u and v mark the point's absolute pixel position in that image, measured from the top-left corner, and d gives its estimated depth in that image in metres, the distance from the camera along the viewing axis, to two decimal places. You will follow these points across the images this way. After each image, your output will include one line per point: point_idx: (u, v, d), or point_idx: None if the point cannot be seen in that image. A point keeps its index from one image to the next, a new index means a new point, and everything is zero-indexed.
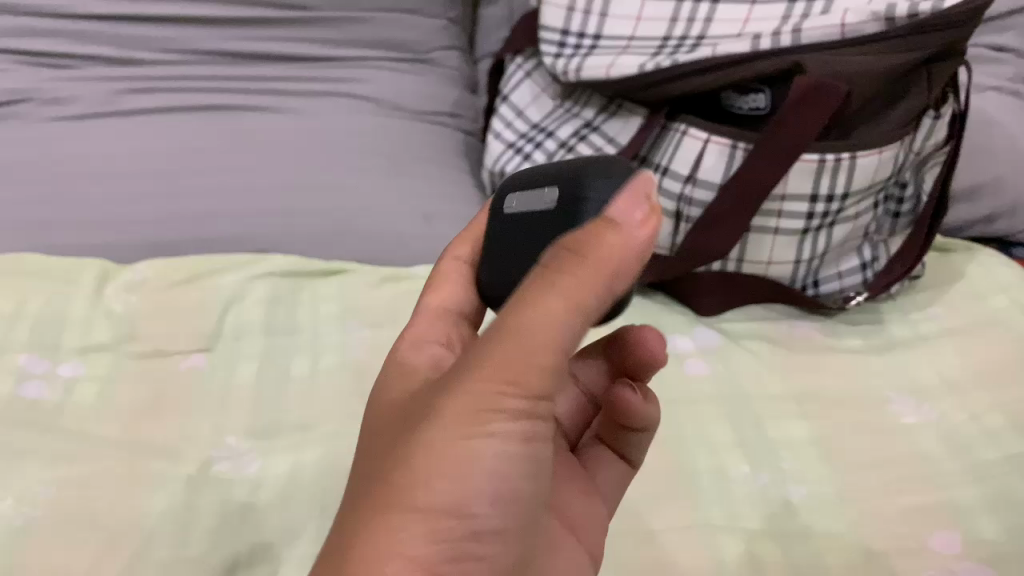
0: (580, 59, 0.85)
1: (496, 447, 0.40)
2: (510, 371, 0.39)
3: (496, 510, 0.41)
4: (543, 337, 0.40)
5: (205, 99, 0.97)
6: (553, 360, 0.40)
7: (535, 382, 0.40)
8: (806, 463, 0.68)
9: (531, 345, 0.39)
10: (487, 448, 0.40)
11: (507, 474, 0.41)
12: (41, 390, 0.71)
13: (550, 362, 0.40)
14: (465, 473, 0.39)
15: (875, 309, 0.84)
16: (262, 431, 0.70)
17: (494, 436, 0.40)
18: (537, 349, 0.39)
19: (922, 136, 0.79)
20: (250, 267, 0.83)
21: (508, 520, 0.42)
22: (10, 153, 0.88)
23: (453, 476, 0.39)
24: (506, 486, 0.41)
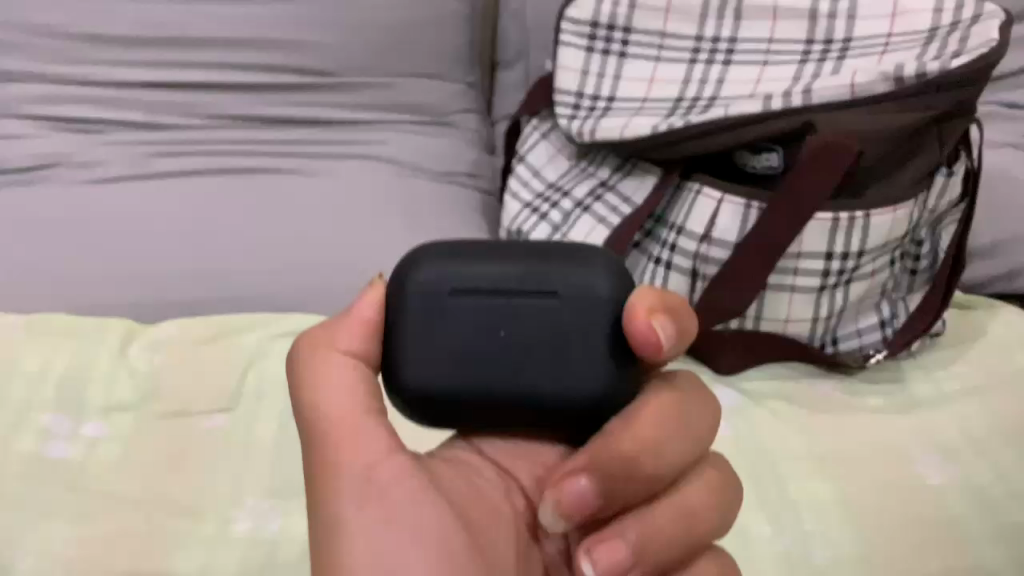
0: (595, 120, 0.87)
1: (352, 500, 0.44)
2: (329, 441, 0.45)
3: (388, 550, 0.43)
4: (337, 392, 0.45)
5: (230, 162, 0.99)
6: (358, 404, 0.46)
7: (370, 441, 0.45)
8: (829, 523, 0.67)
9: (331, 406, 0.45)
10: (348, 504, 0.44)
11: (378, 518, 0.44)
12: (64, 448, 0.72)
13: (356, 415, 0.45)
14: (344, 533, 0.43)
15: (896, 367, 0.82)
16: (281, 490, 0.71)
17: (355, 497, 0.44)
18: (334, 413, 0.45)
19: (936, 194, 0.79)
20: (273, 326, 0.84)
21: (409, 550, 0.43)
22: (42, 216, 0.91)
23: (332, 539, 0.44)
24: (387, 526, 0.43)
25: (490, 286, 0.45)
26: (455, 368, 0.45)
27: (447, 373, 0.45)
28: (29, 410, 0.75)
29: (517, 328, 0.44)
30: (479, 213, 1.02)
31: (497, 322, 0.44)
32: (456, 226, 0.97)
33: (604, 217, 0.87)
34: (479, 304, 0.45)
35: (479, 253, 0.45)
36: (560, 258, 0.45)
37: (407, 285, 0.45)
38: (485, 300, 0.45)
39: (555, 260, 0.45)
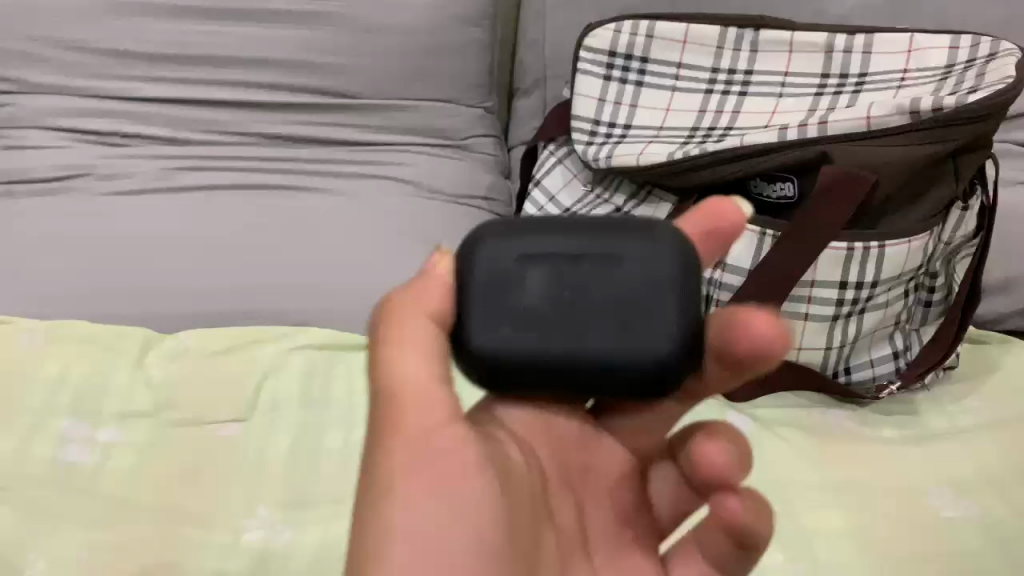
0: (611, 147, 0.88)
1: (414, 479, 0.40)
2: (398, 412, 0.41)
3: (444, 540, 0.40)
4: (417, 366, 0.42)
5: (252, 178, 1.01)
6: (434, 381, 0.42)
7: (433, 410, 0.42)
8: (840, 555, 0.66)
9: (406, 378, 0.42)
10: (409, 484, 0.40)
11: (437, 505, 0.40)
12: (80, 454, 0.73)
13: (429, 391, 0.42)
14: (396, 515, 0.40)
15: (909, 400, 0.82)
16: (294, 502, 0.71)
17: (413, 477, 0.40)
18: (406, 386, 0.42)
19: (951, 226, 0.80)
20: (291, 339, 0.84)
21: (463, 544, 0.40)
22: (67, 227, 0.93)
23: (382, 518, 0.40)
24: (444, 516, 0.40)
25: (558, 248, 0.44)
26: (524, 333, 0.43)
27: (514, 339, 0.43)
28: (48, 416, 0.75)
29: (583, 289, 0.44)
30: None
31: (560, 283, 0.44)
32: None
33: None
34: (547, 266, 0.44)
35: (534, 221, 0.45)
36: (628, 230, 0.45)
37: (471, 259, 0.45)
38: (556, 263, 0.44)
39: (624, 230, 0.45)
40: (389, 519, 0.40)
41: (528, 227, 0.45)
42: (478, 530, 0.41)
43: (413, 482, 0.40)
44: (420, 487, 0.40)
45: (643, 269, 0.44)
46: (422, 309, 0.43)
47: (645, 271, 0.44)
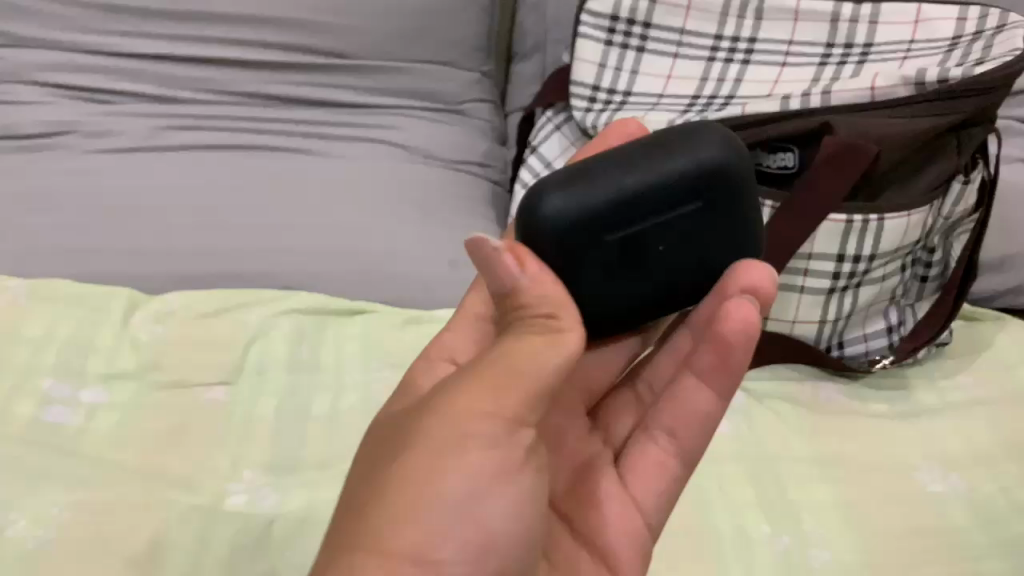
0: (610, 114, 0.87)
1: (483, 456, 0.41)
2: (494, 391, 0.42)
3: (484, 518, 0.42)
4: (535, 365, 0.42)
5: (242, 139, 0.99)
6: (544, 387, 0.42)
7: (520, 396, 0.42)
8: (829, 528, 0.66)
9: (518, 370, 0.42)
10: (478, 458, 0.41)
11: (494, 486, 0.42)
12: (64, 414, 0.72)
13: (534, 392, 0.42)
14: (453, 480, 0.41)
15: (901, 375, 0.81)
16: (281, 466, 0.70)
17: (482, 451, 0.41)
18: (522, 371, 0.42)
19: (951, 201, 0.78)
20: (278, 303, 0.83)
21: (499, 531, 0.42)
22: (52, 183, 0.91)
23: (441, 476, 0.41)
24: (494, 498, 0.42)
25: (636, 185, 0.46)
26: (627, 290, 0.49)
27: (619, 293, 0.49)
28: (31, 375, 0.74)
29: (670, 239, 0.48)
30: (488, 203, 1.02)
31: (649, 241, 0.48)
32: (465, 215, 0.97)
33: None
34: (636, 228, 0.47)
35: (599, 184, 0.46)
36: (680, 143, 0.47)
37: (547, 231, 0.46)
38: (643, 221, 0.47)
39: (676, 143, 0.47)
40: (446, 480, 0.41)
41: (592, 175, 0.46)
42: (515, 518, 0.43)
43: (481, 456, 0.41)
44: (484, 464, 0.41)
45: (717, 214, 0.49)
46: (541, 308, 0.44)
47: (719, 214, 0.49)
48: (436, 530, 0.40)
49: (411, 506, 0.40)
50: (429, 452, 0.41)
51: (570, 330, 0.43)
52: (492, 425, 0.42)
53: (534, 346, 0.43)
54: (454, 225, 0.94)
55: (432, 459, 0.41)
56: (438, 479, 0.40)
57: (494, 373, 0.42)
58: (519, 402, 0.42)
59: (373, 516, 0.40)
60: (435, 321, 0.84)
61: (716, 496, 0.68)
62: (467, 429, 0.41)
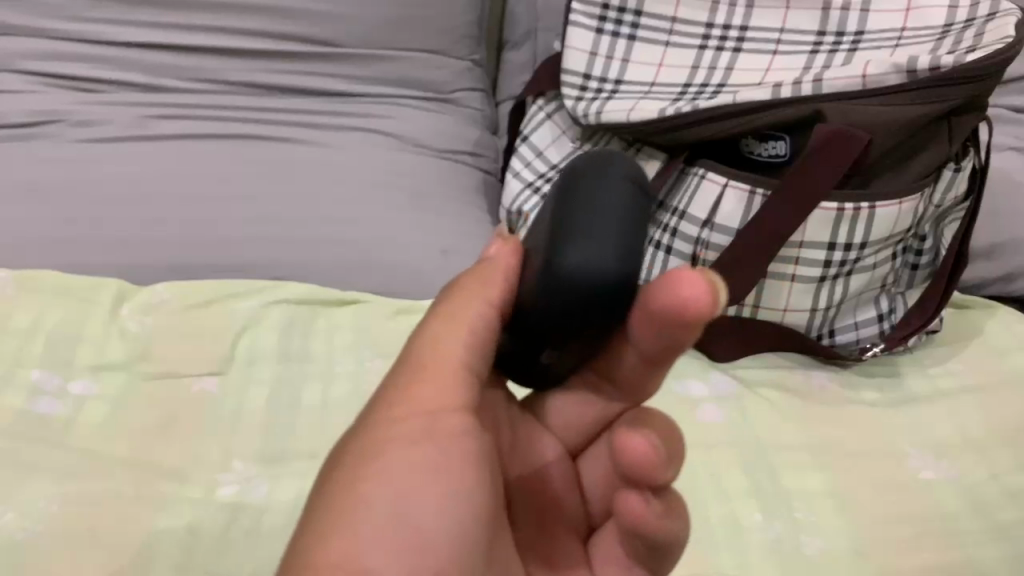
0: (601, 102, 0.86)
1: (404, 442, 0.42)
2: (405, 383, 0.43)
3: (413, 507, 0.41)
4: (439, 350, 0.43)
5: (230, 128, 0.98)
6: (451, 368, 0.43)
7: (442, 378, 0.43)
8: (821, 515, 0.66)
9: (425, 362, 0.44)
10: (397, 446, 0.42)
11: (421, 473, 0.41)
12: (52, 405, 0.71)
13: (445, 374, 0.43)
14: (373, 467, 0.41)
15: (893, 363, 0.82)
16: (272, 456, 0.70)
17: (402, 437, 0.42)
18: (437, 355, 0.43)
19: (942, 188, 0.79)
20: (268, 292, 0.83)
21: (433, 527, 0.41)
22: (39, 173, 0.90)
23: (362, 464, 0.41)
24: (424, 487, 0.41)
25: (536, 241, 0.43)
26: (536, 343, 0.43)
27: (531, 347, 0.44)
28: (18, 366, 0.74)
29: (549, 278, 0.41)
30: (479, 192, 1.02)
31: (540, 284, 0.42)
32: (455, 204, 0.97)
33: None
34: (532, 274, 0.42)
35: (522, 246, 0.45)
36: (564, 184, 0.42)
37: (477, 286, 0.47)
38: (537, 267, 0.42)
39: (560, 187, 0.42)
40: (368, 469, 0.41)
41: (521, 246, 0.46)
42: (452, 511, 0.41)
43: (400, 443, 0.42)
44: (403, 449, 0.42)
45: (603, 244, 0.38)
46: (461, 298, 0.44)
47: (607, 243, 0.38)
48: (356, 518, 0.40)
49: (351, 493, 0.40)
50: (364, 443, 0.42)
51: (470, 312, 0.43)
52: (416, 412, 0.42)
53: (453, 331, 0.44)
54: (440, 217, 0.93)
55: (365, 448, 0.42)
56: (359, 468, 0.41)
57: (411, 369, 0.44)
58: (437, 380, 0.43)
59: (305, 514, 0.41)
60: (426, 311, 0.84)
61: (709, 484, 0.68)
62: (396, 419, 0.42)
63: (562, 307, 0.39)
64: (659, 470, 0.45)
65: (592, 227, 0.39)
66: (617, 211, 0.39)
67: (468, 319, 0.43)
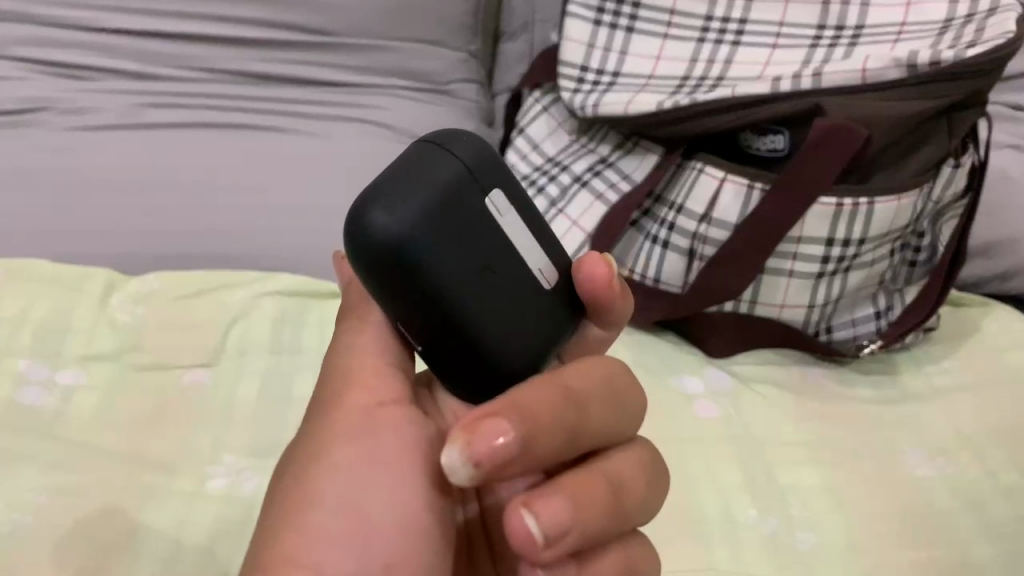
0: (598, 95, 0.85)
1: (347, 444, 0.42)
2: (336, 393, 0.44)
3: (359, 502, 0.41)
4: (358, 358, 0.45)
5: (223, 117, 0.97)
6: (374, 372, 0.44)
7: (365, 378, 0.44)
8: (817, 512, 0.66)
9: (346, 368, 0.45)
10: (342, 448, 0.42)
11: (363, 470, 0.42)
12: (40, 395, 0.70)
13: (369, 377, 0.44)
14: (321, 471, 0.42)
15: (888, 360, 0.82)
16: (261, 449, 0.69)
17: (342, 441, 0.42)
18: (356, 362, 0.45)
19: (941, 185, 0.78)
20: (260, 284, 0.82)
21: (385, 519, 0.41)
22: (28, 161, 0.89)
23: (309, 467, 0.42)
24: (369, 483, 0.41)
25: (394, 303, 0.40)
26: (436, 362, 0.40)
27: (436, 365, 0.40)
28: (5, 356, 0.72)
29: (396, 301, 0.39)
30: None
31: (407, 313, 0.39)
32: None
33: (601, 193, 0.84)
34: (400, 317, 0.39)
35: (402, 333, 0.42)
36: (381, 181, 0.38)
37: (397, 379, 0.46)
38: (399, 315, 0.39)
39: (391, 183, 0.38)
40: (316, 473, 0.42)
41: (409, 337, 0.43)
42: (399, 502, 0.41)
43: (343, 446, 0.42)
44: (346, 450, 0.42)
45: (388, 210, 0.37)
46: (365, 312, 0.47)
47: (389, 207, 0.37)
48: (309, 518, 0.40)
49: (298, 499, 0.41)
50: (307, 449, 0.43)
51: (371, 318, 0.46)
52: (344, 419, 0.43)
53: (361, 339, 0.46)
54: None
55: (308, 455, 0.43)
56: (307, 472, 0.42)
57: (338, 375, 0.45)
58: (362, 386, 0.44)
59: (263, 522, 0.42)
60: None
61: (704, 479, 0.67)
62: (329, 428, 0.43)
63: (373, 274, 0.38)
64: (538, 559, 0.36)
65: (392, 197, 0.37)
66: (414, 175, 0.37)
67: (370, 323, 0.46)
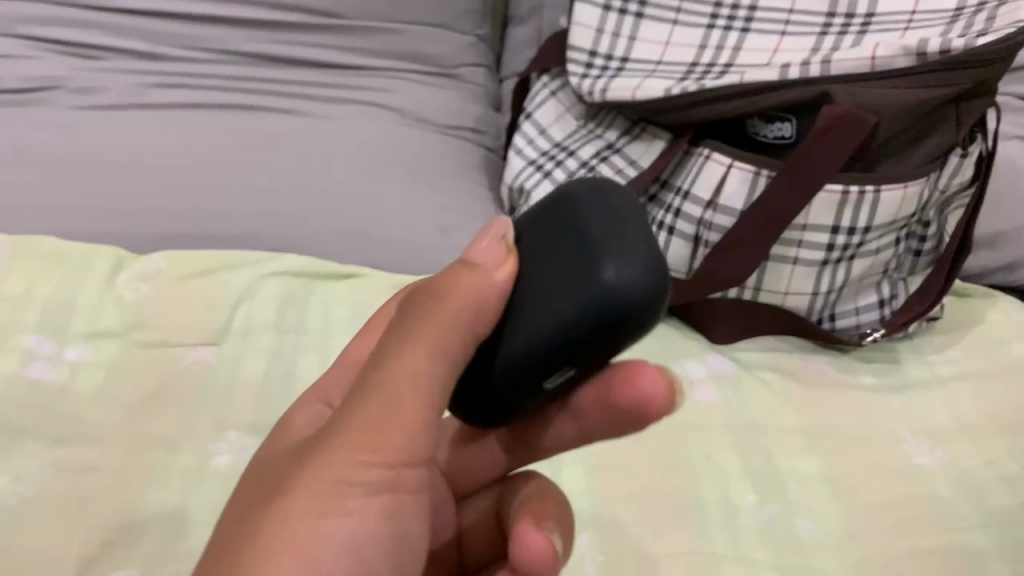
0: (606, 80, 0.85)
1: (362, 499, 0.40)
2: (371, 433, 0.40)
3: (359, 561, 0.41)
4: (409, 395, 0.40)
5: (229, 99, 0.97)
6: (420, 420, 0.41)
7: (407, 417, 0.40)
8: (816, 499, 0.66)
9: (397, 407, 0.40)
10: (356, 503, 0.40)
11: (370, 530, 0.41)
12: (46, 370, 0.71)
13: (414, 430, 0.41)
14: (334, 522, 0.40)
15: (892, 349, 0.81)
16: (264, 428, 0.69)
17: (355, 490, 0.40)
18: (408, 397, 0.40)
19: (947, 174, 0.78)
20: (266, 264, 0.82)
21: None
22: (35, 139, 0.89)
23: (313, 505, 0.40)
24: (372, 540, 0.41)
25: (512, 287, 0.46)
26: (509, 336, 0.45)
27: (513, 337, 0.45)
28: (11, 334, 0.73)
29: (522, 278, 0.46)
30: (480, 169, 1.00)
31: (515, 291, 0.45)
32: (455, 181, 0.96)
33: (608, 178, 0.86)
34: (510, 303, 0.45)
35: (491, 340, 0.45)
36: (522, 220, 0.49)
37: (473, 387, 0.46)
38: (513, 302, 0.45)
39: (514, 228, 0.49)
40: (322, 518, 0.40)
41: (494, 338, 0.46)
42: (390, 563, 0.42)
43: (355, 496, 0.40)
44: (356, 498, 0.40)
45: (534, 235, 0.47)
46: (450, 337, 0.42)
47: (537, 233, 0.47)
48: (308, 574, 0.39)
49: (297, 546, 0.39)
50: (317, 480, 0.40)
51: (452, 337, 0.42)
52: (373, 462, 0.40)
53: (422, 353, 0.41)
54: (439, 193, 0.93)
55: (319, 494, 0.40)
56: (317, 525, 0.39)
57: (379, 401, 0.40)
58: (403, 432, 0.40)
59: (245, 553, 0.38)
60: None
61: (705, 465, 0.68)
62: (350, 464, 0.40)
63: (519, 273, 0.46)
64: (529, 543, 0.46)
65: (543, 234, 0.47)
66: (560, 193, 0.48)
67: (448, 343, 0.42)
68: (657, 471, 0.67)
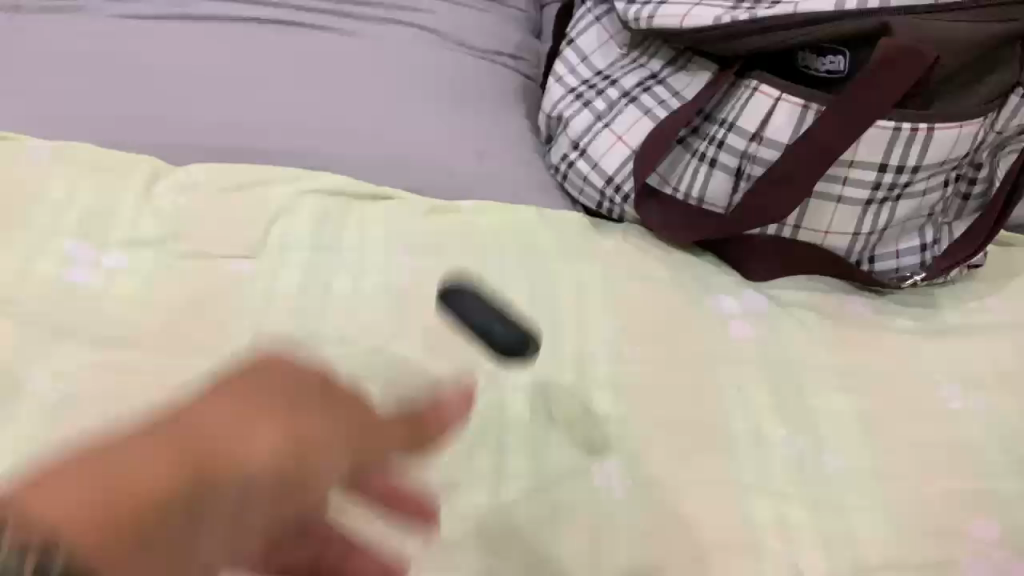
0: (654, 5, 0.81)
1: (242, 483, 0.43)
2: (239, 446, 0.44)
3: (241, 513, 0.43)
4: (256, 444, 0.44)
5: (268, 15, 0.97)
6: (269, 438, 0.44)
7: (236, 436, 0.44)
8: (846, 436, 0.66)
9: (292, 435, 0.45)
10: (233, 477, 0.43)
11: (230, 517, 0.42)
12: (85, 276, 0.72)
13: (257, 454, 0.43)
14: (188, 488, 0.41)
15: (931, 294, 0.80)
16: (300, 341, 0.70)
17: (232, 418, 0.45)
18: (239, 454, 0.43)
19: (1007, 115, 0.75)
20: (300, 180, 0.82)
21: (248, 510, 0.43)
22: (77, 48, 0.89)
23: (187, 476, 0.42)
24: (250, 502, 0.43)
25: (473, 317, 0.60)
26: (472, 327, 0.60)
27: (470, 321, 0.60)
28: (52, 238, 0.74)
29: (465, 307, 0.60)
30: (519, 95, 0.98)
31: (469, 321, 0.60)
32: (493, 107, 0.94)
33: (650, 109, 0.84)
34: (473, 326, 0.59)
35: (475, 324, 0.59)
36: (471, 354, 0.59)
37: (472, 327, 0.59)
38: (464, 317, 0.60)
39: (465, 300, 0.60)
40: (198, 483, 0.42)
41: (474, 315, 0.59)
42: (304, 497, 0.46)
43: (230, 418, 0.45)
44: (160, 450, 0.42)
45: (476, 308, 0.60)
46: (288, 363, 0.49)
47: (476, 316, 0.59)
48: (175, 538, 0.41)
49: (195, 519, 0.42)
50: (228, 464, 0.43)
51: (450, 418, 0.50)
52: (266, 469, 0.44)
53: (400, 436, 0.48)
54: (476, 119, 0.92)
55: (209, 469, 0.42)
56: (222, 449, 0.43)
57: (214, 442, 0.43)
58: (266, 444, 0.44)
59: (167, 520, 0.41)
60: (460, 212, 0.83)
61: (736, 398, 0.68)
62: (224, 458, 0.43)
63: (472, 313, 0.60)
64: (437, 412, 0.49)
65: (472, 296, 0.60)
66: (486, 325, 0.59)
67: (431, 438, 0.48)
68: (687, 402, 0.67)
